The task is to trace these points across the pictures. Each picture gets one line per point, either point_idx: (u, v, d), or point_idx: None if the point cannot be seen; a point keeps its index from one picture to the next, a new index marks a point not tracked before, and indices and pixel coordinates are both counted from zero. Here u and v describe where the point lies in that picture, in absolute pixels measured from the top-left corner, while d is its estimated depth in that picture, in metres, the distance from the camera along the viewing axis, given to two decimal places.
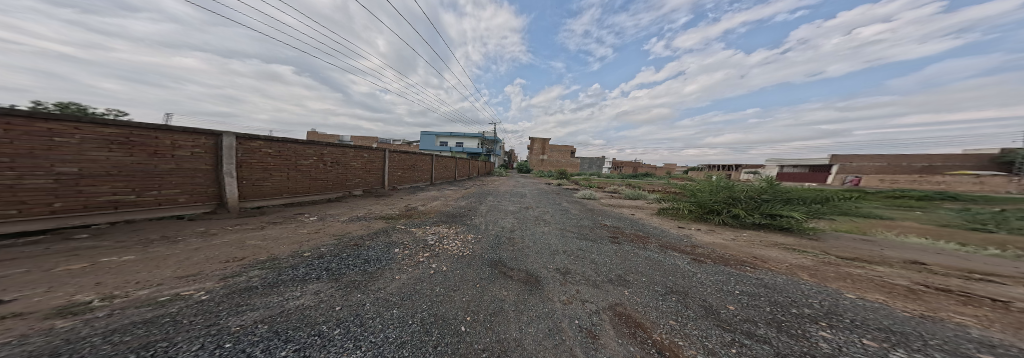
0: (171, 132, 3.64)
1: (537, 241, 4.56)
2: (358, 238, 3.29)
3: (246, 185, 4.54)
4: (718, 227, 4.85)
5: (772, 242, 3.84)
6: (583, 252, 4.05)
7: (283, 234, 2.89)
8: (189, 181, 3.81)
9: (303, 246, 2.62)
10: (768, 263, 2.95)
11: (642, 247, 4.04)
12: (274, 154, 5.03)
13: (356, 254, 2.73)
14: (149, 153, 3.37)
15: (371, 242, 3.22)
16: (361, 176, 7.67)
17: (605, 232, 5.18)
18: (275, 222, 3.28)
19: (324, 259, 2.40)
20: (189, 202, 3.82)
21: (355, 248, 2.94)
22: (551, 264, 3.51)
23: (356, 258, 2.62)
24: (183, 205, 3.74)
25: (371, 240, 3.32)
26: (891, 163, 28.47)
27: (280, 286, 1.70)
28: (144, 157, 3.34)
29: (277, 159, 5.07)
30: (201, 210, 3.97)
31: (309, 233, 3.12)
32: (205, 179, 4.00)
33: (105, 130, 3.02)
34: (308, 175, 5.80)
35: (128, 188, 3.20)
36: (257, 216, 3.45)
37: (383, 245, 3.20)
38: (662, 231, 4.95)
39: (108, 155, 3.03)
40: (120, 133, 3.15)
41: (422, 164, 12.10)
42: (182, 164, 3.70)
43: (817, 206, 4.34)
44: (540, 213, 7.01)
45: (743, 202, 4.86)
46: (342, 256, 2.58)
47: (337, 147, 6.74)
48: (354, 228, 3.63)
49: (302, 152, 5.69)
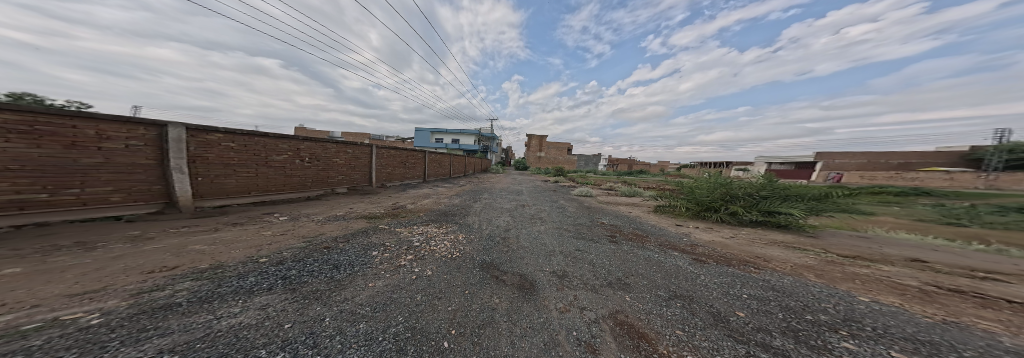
0: (96, 121, 3.15)
1: (532, 241, 4.37)
2: (331, 240, 3.00)
3: (203, 183, 4.12)
4: (716, 225, 4.81)
5: (771, 240, 3.76)
6: (581, 252, 3.88)
7: (239, 237, 2.63)
8: (125, 178, 3.36)
9: (259, 252, 2.35)
10: (771, 263, 2.83)
11: (642, 247, 3.88)
12: (238, 148, 4.59)
13: (325, 259, 2.49)
14: (64, 145, 2.89)
15: (345, 244, 2.96)
16: (346, 173, 7.28)
17: (602, 231, 5.02)
18: (234, 224, 2.96)
19: (282, 266, 2.19)
20: (126, 202, 3.39)
21: (327, 252, 2.66)
22: (547, 266, 3.32)
23: (324, 264, 2.39)
24: (118, 205, 3.31)
25: (347, 241, 3.05)
26: (870, 161, 29.69)
27: (214, 301, 1.61)
28: (58, 149, 2.85)
29: (241, 154, 4.63)
30: (143, 210, 3.55)
31: (273, 236, 2.82)
32: (146, 176, 3.56)
33: (1, 115, 2.51)
34: (281, 171, 5.38)
35: (38, 187, 2.73)
36: (214, 217, 3.12)
37: (356, 247, 2.94)
38: (662, 230, 4.85)
39: (5, 147, 2.54)
40: (22, 119, 2.64)
41: (414, 160, 11.71)
42: (113, 158, 3.24)
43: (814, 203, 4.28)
44: (536, 211, 6.79)
45: (741, 199, 4.80)
46: (306, 262, 2.35)
47: (316, 142, 6.32)
48: (328, 229, 3.33)
49: (274, 146, 5.26)
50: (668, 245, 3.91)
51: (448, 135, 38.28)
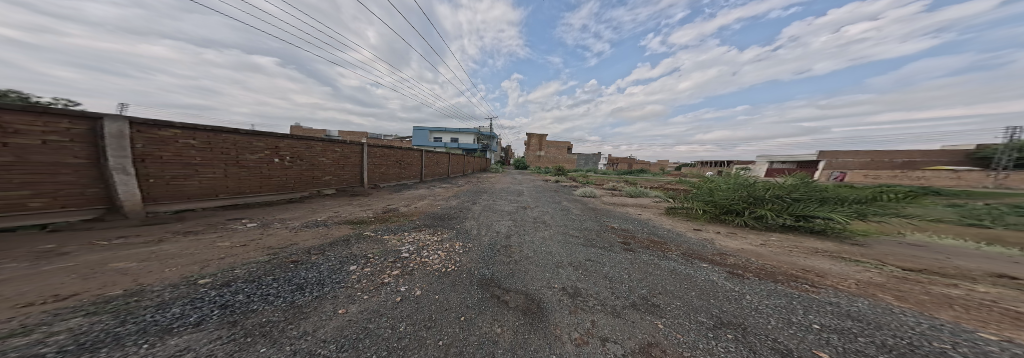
0: (0, 110, 2.59)
1: (536, 249, 3.91)
2: (303, 251, 2.47)
3: (158, 184, 3.64)
4: (739, 230, 4.36)
5: (812, 249, 3.31)
6: (593, 263, 3.43)
7: (186, 251, 2.03)
8: (48, 179, 2.86)
9: (201, 270, 1.78)
10: (829, 279, 2.39)
11: (665, 257, 3.41)
12: (200, 146, 4.10)
13: (291, 277, 1.96)
14: None
15: (321, 256, 2.42)
16: (335, 173, 6.81)
17: (614, 238, 4.55)
18: (186, 233, 2.41)
19: (228, 289, 1.63)
20: (52, 208, 2.91)
21: (297, 269, 2.11)
22: (555, 282, 2.91)
23: (288, 284, 1.86)
24: (42, 213, 2.82)
25: (324, 253, 2.53)
26: (874, 159, 29.32)
27: (101, 349, 1.07)
28: None
29: (204, 152, 4.14)
30: (78, 217, 3.08)
31: (232, 247, 2.24)
32: (76, 176, 3.06)
33: None
34: (256, 172, 4.89)
35: None
36: (166, 225, 2.57)
37: (332, 259, 2.42)
38: (680, 236, 4.41)
39: None
40: None
41: (410, 160, 11.26)
42: (28, 157, 2.72)
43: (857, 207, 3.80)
44: (539, 214, 6.31)
45: (769, 202, 4.33)
46: (261, 281, 1.81)
47: (298, 140, 5.84)
48: (311, 240, 2.78)
49: (247, 144, 4.78)
50: (693, 255, 3.46)
51: (447, 134, 37.68)
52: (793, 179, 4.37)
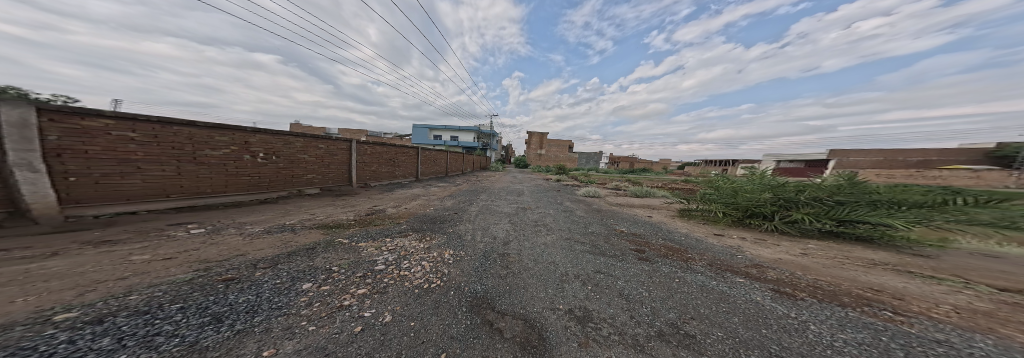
0: None
1: (537, 258, 3.45)
2: (247, 265, 1.90)
3: (83, 184, 3.19)
4: (768, 236, 3.82)
5: (866, 260, 2.81)
6: (605, 276, 2.97)
7: (75, 269, 1.46)
8: None
9: (75, 298, 1.21)
10: (915, 303, 1.90)
11: (694, 270, 2.87)
12: (142, 139, 3.66)
13: (210, 303, 1.38)
14: None
15: (266, 273, 1.86)
16: (319, 172, 6.50)
17: (625, 245, 4.03)
18: (99, 243, 1.85)
19: (92, 329, 1.04)
20: None
21: (224, 292, 1.52)
22: (560, 302, 2.46)
23: (197, 315, 1.27)
24: None
25: (274, 267, 1.98)
26: (887, 157, 28.40)
27: None
28: None
29: (146, 147, 3.69)
30: None
31: (152, 262, 1.68)
32: None
33: None
34: (217, 170, 4.49)
35: None
36: (83, 232, 2.07)
37: (279, 275, 1.87)
38: (702, 243, 3.86)
39: None
40: None
41: (404, 158, 10.79)
42: None
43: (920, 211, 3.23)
44: (540, 217, 5.79)
45: (806, 204, 3.76)
46: (159, 310, 1.24)
47: (274, 135, 5.45)
48: (262, 251, 2.19)
49: (210, 139, 4.41)
50: (723, 267, 2.93)
51: (446, 132, 37.12)
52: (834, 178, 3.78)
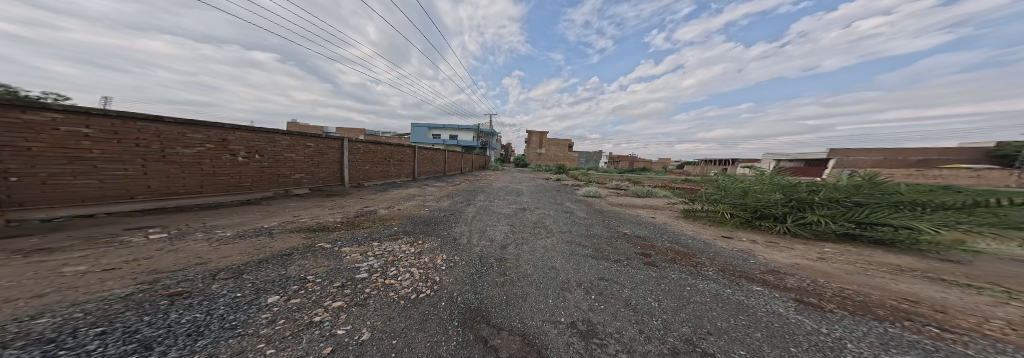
0: None
1: (537, 264, 3.26)
2: (205, 276, 1.67)
3: (27, 185, 2.90)
4: (781, 239, 3.60)
5: (891, 266, 2.56)
6: (609, 284, 2.80)
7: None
8: None
9: None
10: (963, 318, 1.65)
11: (706, 277, 2.64)
12: (99, 136, 3.39)
13: (141, 326, 1.15)
14: None
15: (226, 285, 1.63)
16: (309, 172, 6.34)
17: (630, 249, 3.83)
18: (31, 252, 1.62)
19: None
20: None
21: (167, 311, 1.29)
22: (562, 313, 2.26)
23: (120, 342, 1.03)
24: None
25: (237, 277, 1.75)
26: (889, 157, 28.22)
27: None
28: None
29: (105, 144, 3.43)
30: None
31: (82, 275, 1.44)
32: None
33: None
34: (189, 170, 4.26)
35: None
36: (19, 239, 1.84)
37: (240, 288, 1.65)
38: (711, 247, 3.64)
39: None
40: None
41: (399, 157, 10.54)
42: None
43: (949, 213, 3.00)
44: (539, 218, 5.56)
45: (821, 206, 3.54)
46: (73, 337, 1.01)
47: (253, 132, 5.21)
48: (227, 259, 1.96)
49: (183, 136, 4.18)
50: (736, 273, 2.68)
51: (446, 131, 36.84)
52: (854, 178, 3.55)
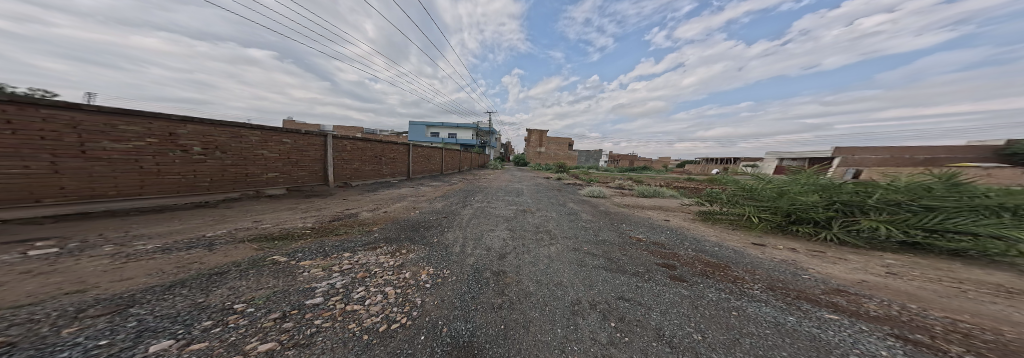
0: None
1: (539, 279, 2.81)
2: (61, 316, 1.14)
3: None
4: (824, 246, 3.09)
5: (990, 285, 2.00)
6: (631, 305, 2.35)
7: None
8: None
9: None
10: None
11: (754, 300, 2.09)
12: None
13: None
14: None
15: (87, 329, 1.09)
16: (286, 171, 5.87)
17: (649, 258, 3.33)
18: None
19: None
20: None
21: None
22: (578, 347, 1.75)
23: None
24: None
25: (119, 312, 1.21)
26: (895, 155, 27.64)
27: None
28: None
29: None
30: None
31: None
32: None
33: None
34: (121, 168, 3.62)
35: None
36: None
37: (112, 331, 1.11)
38: (744, 256, 3.10)
39: None
40: None
41: (391, 155, 10.01)
42: None
43: None
44: (542, 222, 5.03)
45: (874, 210, 3.03)
46: None
47: (211, 125, 4.60)
48: (122, 284, 1.42)
49: (115, 128, 3.57)
50: (794, 293, 2.10)
51: (445, 129, 36.27)
52: (921, 180, 3.05)
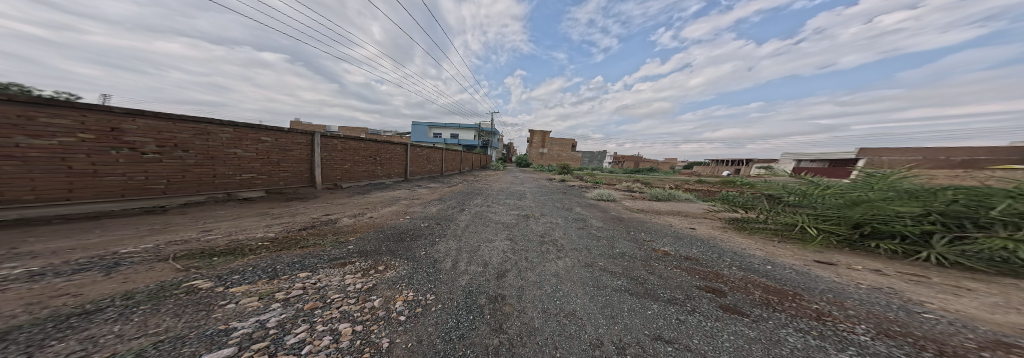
0: None
1: (545, 306, 2.24)
2: None
3: None
4: (916, 267, 2.54)
5: None
6: (678, 349, 1.71)
7: None
8: None
9: None
10: None
11: (875, 354, 1.39)
12: None
13: None
14: None
15: None
16: (266, 172, 5.62)
17: (686, 279, 2.75)
18: None
19: None
20: None
21: None
22: None
23: None
24: None
25: None
26: (923, 157, 25.98)
27: None
28: None
29: None
30: None
31: None
32: None
33: None
34: (42, 168, 3.07)
35: None
36: None
37: None
38: (814, 280, 2.46)
39: None
40: None
41: (386, 155, 9.63)
42: None
43: None
44: (546, 229, 4.42)
45: (997, 225, 2.46)
46: None
47: (164, 120, 4.15)
48: None
49: (34, 123, 3.03)
50: (941, 348, 1.40)
51: (449, 130, 36.00)
52: None
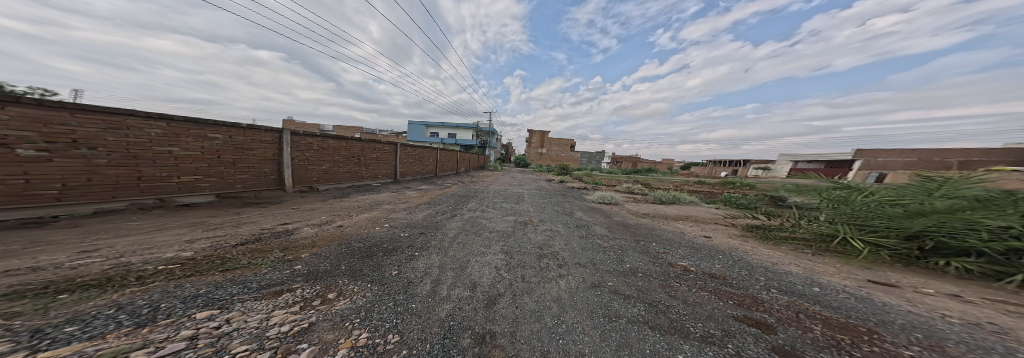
0: None
1: (546, 349, 1.68)
2: None
3: None
4: (1006, 292, 2.03)
5: None
6: None
7: None
8: None
9: None
10: None
11: None
12: None
13: None
14: None
15: None
16: (219, 173, 5.07)
17: (718, 306, 2.23)
18: None
19: None
20: None
21: None
22: None
23: None
24: None
25: None
26: (923, 157, 25.93)
27: None
28: None
29: None
30: None
31: None
32: None
33: None
34: None
35: None
36: None
37: None
38: (883, 312, 1.93)
39: None
40: None
41: (371, 155, 9.11)
42: None
43: None
44: (546, 239, 3.87)
45: None
46: None
47: (52, 108, 3.31)
48: None
49: None
50: None
51: (446, 130, 35.45)
52: None
